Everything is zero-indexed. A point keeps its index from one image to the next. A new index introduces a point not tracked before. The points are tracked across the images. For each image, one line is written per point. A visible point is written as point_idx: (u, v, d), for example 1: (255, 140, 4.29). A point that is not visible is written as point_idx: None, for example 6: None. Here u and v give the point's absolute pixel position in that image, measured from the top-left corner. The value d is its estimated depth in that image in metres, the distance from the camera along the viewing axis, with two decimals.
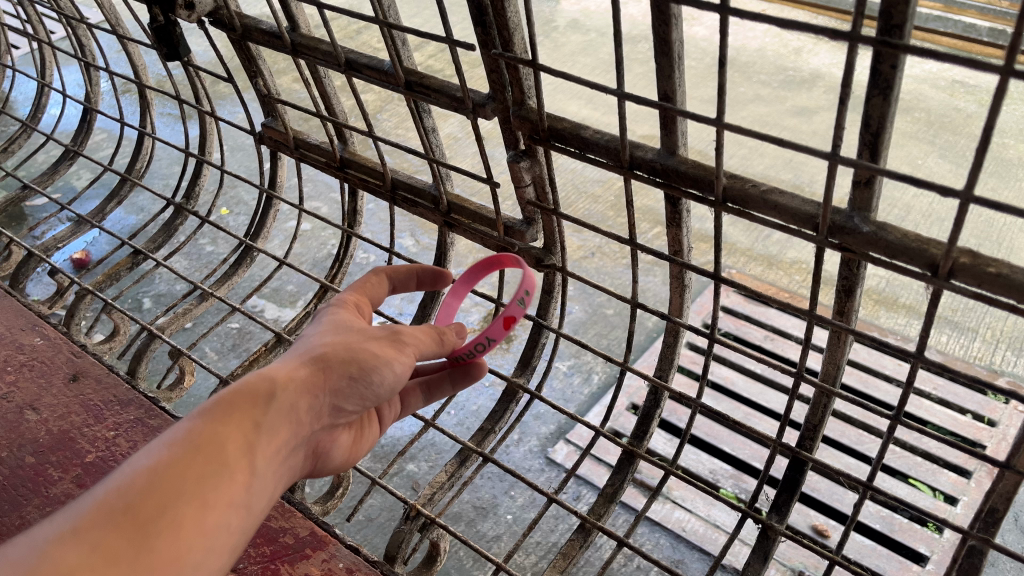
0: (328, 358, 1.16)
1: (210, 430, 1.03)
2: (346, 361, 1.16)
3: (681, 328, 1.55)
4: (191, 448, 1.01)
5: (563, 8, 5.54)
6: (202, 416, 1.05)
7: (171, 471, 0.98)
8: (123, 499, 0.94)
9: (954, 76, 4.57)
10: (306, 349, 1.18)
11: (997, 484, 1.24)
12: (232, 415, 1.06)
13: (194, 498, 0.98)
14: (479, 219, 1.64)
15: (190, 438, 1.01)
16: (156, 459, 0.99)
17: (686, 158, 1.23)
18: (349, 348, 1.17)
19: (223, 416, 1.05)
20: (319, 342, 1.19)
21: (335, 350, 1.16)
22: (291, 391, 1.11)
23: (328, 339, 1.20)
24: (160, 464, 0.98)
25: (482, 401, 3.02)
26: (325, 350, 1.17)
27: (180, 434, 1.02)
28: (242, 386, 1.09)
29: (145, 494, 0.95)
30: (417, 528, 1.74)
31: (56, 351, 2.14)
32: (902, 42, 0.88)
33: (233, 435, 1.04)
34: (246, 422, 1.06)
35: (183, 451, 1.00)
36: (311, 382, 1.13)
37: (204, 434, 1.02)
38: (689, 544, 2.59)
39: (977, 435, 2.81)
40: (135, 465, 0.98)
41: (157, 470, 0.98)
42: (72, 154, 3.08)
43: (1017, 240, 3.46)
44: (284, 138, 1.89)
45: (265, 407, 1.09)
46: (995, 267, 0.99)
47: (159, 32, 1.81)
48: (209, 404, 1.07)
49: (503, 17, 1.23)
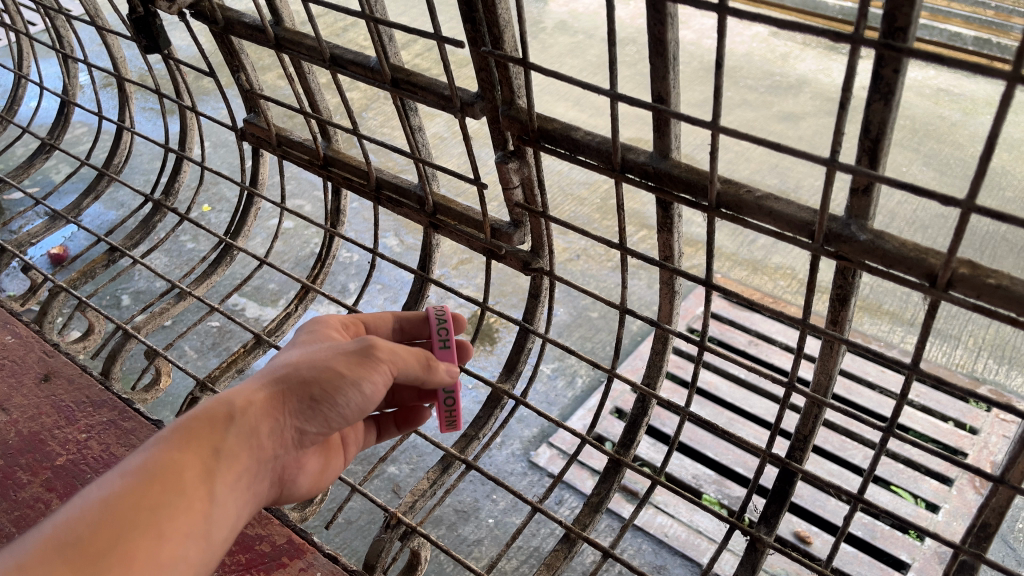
0: (290, 379, 1.11)
1: (163, 458, 1.00)
2: (308, 381, 1.10)
3: (669, 334, 1.52)
4: (145, 478, 0.97)
5: (551, 9, 5.51)
6: (158, 445, 1.02)
7: (124, 503, 0.94)
8: (72, 532, 0.91)
9: (938, 85, 4.59)
10: (268, 370, 1.15)
11: (989, 499, 1.22)
12: (184, 441, 1.02)
13: (147, 527, 0.94)
14: (465, 220, 1.59)
15: (139, 469, 0.98)
16: (108, 491, 0.95)
17: (679, 161, 1.20)
18: (310, 368, 1.11)
19: (179, 443, 1.02)
20: (280, 365, 1.15)
21: (296, 370, 1.11)
22: (248, 417, 1.07)
23: (293, 359, 1.16)
24: (111, 497, 0.94)
25: (465, 404, 3.00)
26: (287, 370, 1.12)
27: (129, 466, 0.98)
28: (200, 411, 1.06)
29: (94, 524, 0.92)
30: (397, 537, 1.71)
31: (28, 350, 2.09)
32: (906, 46, 0.85)
33: (189, 461, 1.01)
34: (204, 450, 1.03)
35: (136, 481, 0.96)
36: (272, 406, 1.09)
37: (158, 463, 0.99)
38: (671, 549, 2.56)
39: (958, 442, 2.81)
40: (83, 497, 0.95)
41: (111, 502, 0.94)
42: (49, 149, 3.00)
43: (999, 248, 3.47)
44: (266, 135, 1.84)
45: (224, 432, 1.05)
46: (996, 278, 0.96)
47: (138, 23, 1.75)
48: (166, 433, 1.03)
49: (494, 13, 1.20)
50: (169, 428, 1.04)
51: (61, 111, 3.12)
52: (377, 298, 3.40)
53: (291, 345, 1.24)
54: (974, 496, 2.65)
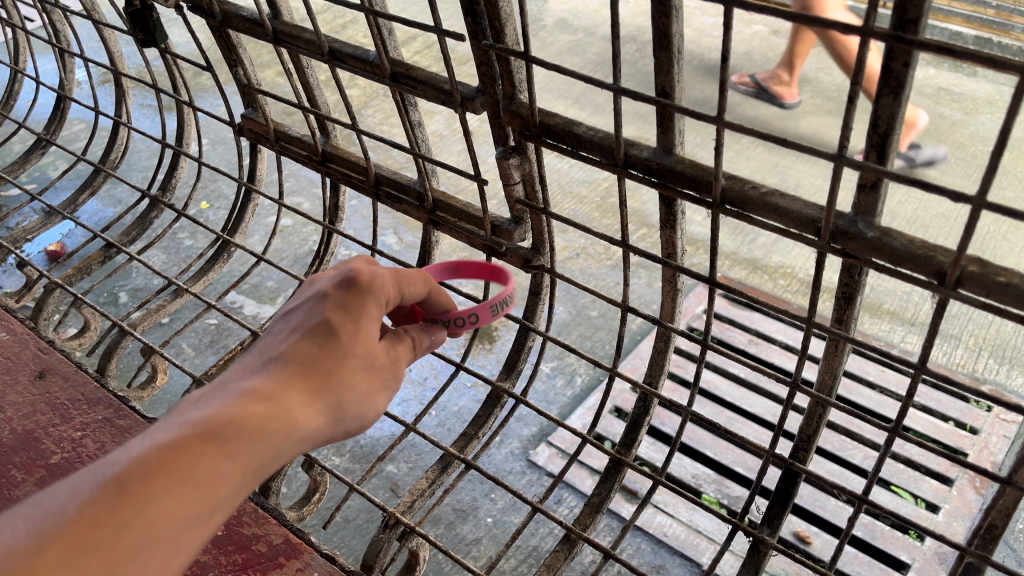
0: (347, 410, 1.09)
1: (215, 475, 0.96)
2: (356, 417, 1.11)
3: (672, 332, 1.50)
4: (191, 493, 0.94)
5: (551, 7, 5.49)
6: (212, 449, 0.96)
7: (164, 516, 0.92)
8: (99, 546, 0.89)
9: (939, 84, 4.58)
10: (330, 376, 1.07)
11: (996, 500, 1.21)
12: (230, 466, 0.97)
13: (176, 546, 0.93)
14: (465, 217, 1.57)
15: (181, 491, 0.93)
16: (150, 496, 0.92)
17: (683, 157, 1.18)
18: (364, 402, 1.11)
19: (234, 458, 0.98)
20: (337, 381, 1.08)
21: (355, 402, 1.10)
22: (293, 447, 1.04)
23: (356, 374, 1.10)
24: (152, 505, 0.92)
25: (464, 403, 2.98)
26: (348, 394, 1.09)
27: (169, 479, 0.93)
28: (260, 424, 1.00)
29: (127, 531, 0.90)
30: (396, 537, 1.69)
31: (22, 347, 2.07)
32: (917, 38, 0.83)
33: (233, 479, 0.97)
34: (251, 469, 0.99)
35: (184, 495, 0.93)
36: (320, 433, 1.07)
37: (209, 478, 0.95)
38: (670, 549, 2.55)
39: (959, 442, 2.79)
40: (113, 498, 0.91)
41: (152, 512, 0.91)
42: (45, 144, 2.97)
43: (1000, 247, 3.46)
44: (264, 130, 1.82)
45: (273, 453, 1.02)
46: (1006, 276, 0.94)
47: (135, 16, 1.73)
48: (222, 437, 0.98)
49: (495, 7, 1.18)
50: (217, 434, 0.98)
51: (57, 106, 3.10)
52: None
53: (350, 328, 1.10)
54: (975, 496, 2.64)
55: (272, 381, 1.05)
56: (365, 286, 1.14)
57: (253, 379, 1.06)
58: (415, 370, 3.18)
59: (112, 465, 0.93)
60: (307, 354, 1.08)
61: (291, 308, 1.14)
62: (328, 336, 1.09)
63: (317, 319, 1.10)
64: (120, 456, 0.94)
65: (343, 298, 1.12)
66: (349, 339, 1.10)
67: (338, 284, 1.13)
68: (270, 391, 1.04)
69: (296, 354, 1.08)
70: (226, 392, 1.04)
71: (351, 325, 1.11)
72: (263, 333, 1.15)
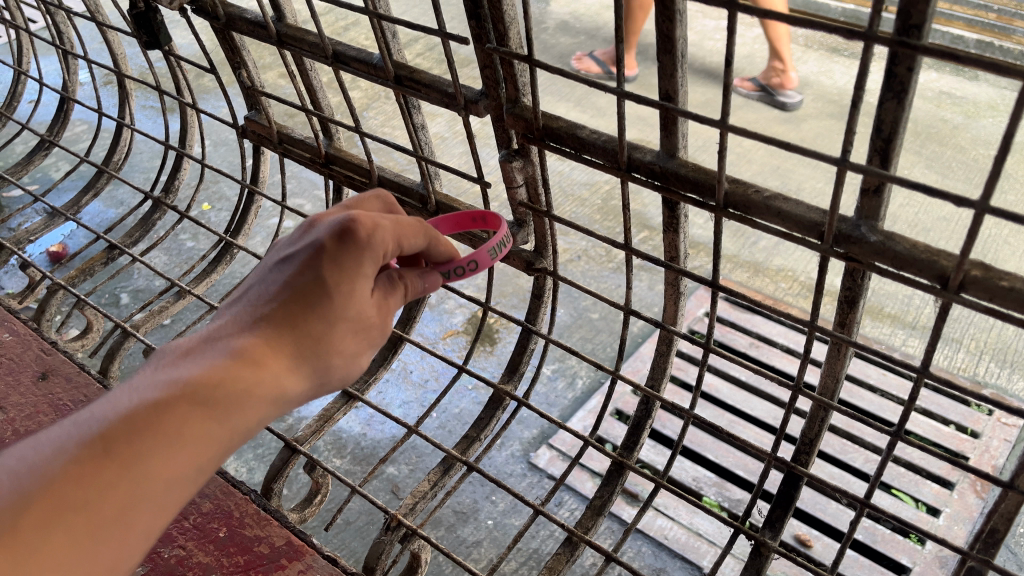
0: (331, 371, 1.13)
1: (199, 436, 1.01)
2: (339, 377, 1.15)
3: (674, 335, 1.50)
4: (176, 454, 0.99)
5: (552, 9, 5.50)
6: (195, 411, 1.01)
7: (150, 474, 0.97)
8: (86, 505, 0.94)
9: (940, 88, 4.58)
10: (318, 340, 1.10)
11: (998, 505, 1.21)
12: (214, 430, 1.02)
13: (160, 503, 0.98)
14: (468, 219, 1.57)
15: (166, 453, 0.99)
16: (136, 455, 0.97)
17: (686, 161, 1.19)
18: (349, 364, 1.14)
19: (217, 419, 1.03)
20: (325, 346, 1.11)
21: (341, 364, 1.13)
22: (276, 408, 1.10)
23: (346, 336, 1.12)
24: (137, 464, 0.97)
25: (466, 404, 2.99)
26: (335, 357, 1.12)
27: (155, 443, 0.99)
28: (246, 387, 1.05)
29: (114, 489, 0.95)
30: (398, 539, 1.69)
31: (25, 348, 2.07)
32: (921, 43, 0.83)
33: (216, 440, 1.03)
34: (235, 430, 1.04)
35: (170, 456, 0.99)
36: (303, 393, 1.12)
37: (193, 439, 1.00)
38: (671, 552, 2.55)
39: (960, 446, 2.79)
40: (101, 458, 0.96)
41: (138, 471, 0.97)
42: (48, 145, 2.98)
43: (1001, 251, 3.46)
44: (268, 132, 1.82)
45: (256, 414, 1.06)
46: (1009, 280, 0.95)
47: (138, 19, 1.73)
48: (207, 399, 1.03)
49: (499, 10, 1.18)
50: (203, 397, 1.02)
51: (60, 107, 3.10)
52: None
53: (343, 289, 1.10)
54: (976, 500, 2.63)
55: (259, 343, 1.08)
56: (363, 242, 1.12)
57: (240, 338, 1.09)
58: (416, 372, 3.18)
59: (101, 424, 0.98)
60: (296, 316, 1.10)
61: (286, 257, 1.14)
62: (320, 298, 1.10)
63: (310, 278, 1.10)
64: (109, 414, 0.99)
65: (340, 254, 1.11)
66: (342, 301, 1.10)
67: (336, 237, 1.11)
68: (256, 354, 1.08)
69: (285, 314, 1.10)
70: (214, 352, 1.08)
71: (345, 286, 1.11)
72: (254, 279, 1.16)
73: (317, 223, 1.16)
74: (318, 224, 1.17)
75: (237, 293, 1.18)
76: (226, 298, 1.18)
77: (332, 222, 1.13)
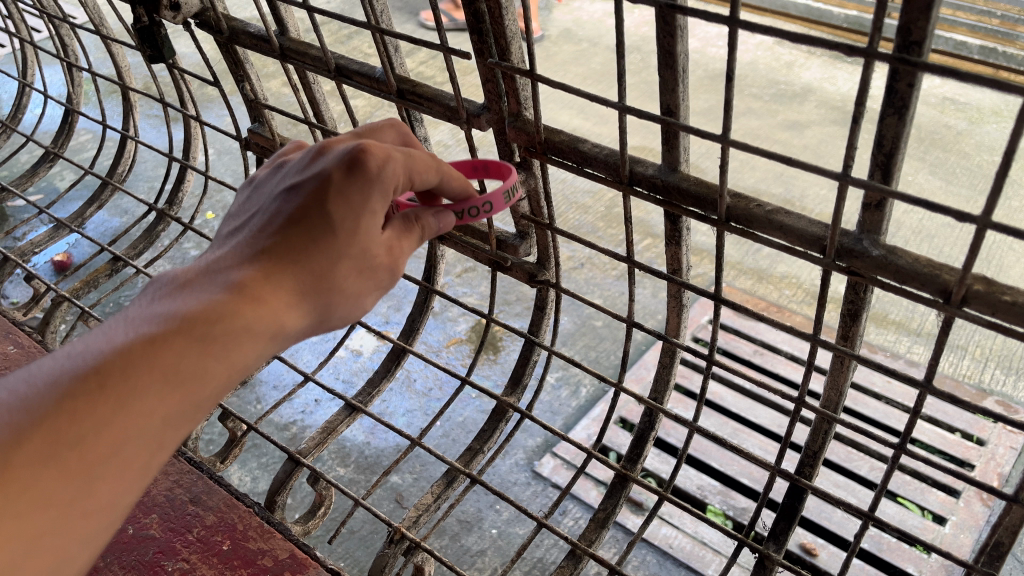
0: (333, 309, 1.10)
1: (196, 371, 0.99)
2: (341, 316, 1.12)
3: (677, 347, 1.50)
4: (171, 388, 0.97)
5: (556, 17, 5.51)
6: (194, 345, 0.99)
7: (144, 409, 0.95)
8: (80, 441, 0.92)
9: (944, 94, 4.58)
10: (320, 276, 1.07)
11: (1002, 518, 1.20)
12: (212, 367, 1.00)
13: (156, 439, 0.97)
14: (471, 231, 1.56)
15: (160, 392, 0.97)
16: (132, 388, 0.95)
17: (688, 175, 1.19)
18: (352, 303, 1.12)
19: (216, 354, 1.00)
20: (326, 284, 1.08)
21: (343, 301, 1.10)
22: (276, 345, 1.07)
23: (350, 274, 1.09)
24: (133, 398, 0.95)
25: (469, 413, 2.99)
26: (337, 294, 1.09)
27: (153, 377, 0.96)
28: (244, 322, 1.03)
29: (109, 422, 0.93)
30: (401, 552, 1.69)
31: (30, 360, 2.08)
32: (921, 60, 0.84)
33: (214, 375, 1.00)
34: (234, 366, 1.02)
35: (166, 389, 0.97)
36: (302, 331, 1.10)
37: (190, 374, 0.99)
38: (676, 561, 2.54)
39: (966, 453, 2.78)
40: (96, 392, 0.93)
41: (133, 406, 0.95)
42: (52, 156, 2.99)
43: (1006, 258, 3.45)
44: (271, 145, 1.83)
45: (255, 349, 1.04)
46: (1010, 295, 0.94)
47: (143, 33, 1.74)
48: (208, 333, 1.00)
49: (501, 24, 1.18)
50: (200, 331, 1.00)
51: (64, 119, 3.11)
52: (381, 307, 3.46)
53: (348, 224, 1.08)
54: (982, 508, 2.62)
55: (259, 277, 1.06)
56: (372, 175, 1.09)
57: (240, 272, 1.06)
58: (419, 381, 3.19)
59: (96, 357, 0.95)
60: (299, 250, 1.07)
61: (292, 190, 1.11)
62: (324, 233, 1.08)
63: (316, 213, 1.08)
64: (104, 348, 0.97)
65: (347, 187, 1.08)
66: (346, 237, 1.08)
67: (343, 170, 1.09)
68: (257, 290, 1.05)
69: (287, 248, 1.07)
70: (212, 284, 1.05)
71: (351, 221, 1.08)
72: (257, 210, 1.14)
73: (325, 153, 1.13)
74: (326, 154, 1.13)
75: (237, 224, 1.15)
76: (228, 229, 1.16)
77: (339, 153, 1.10)
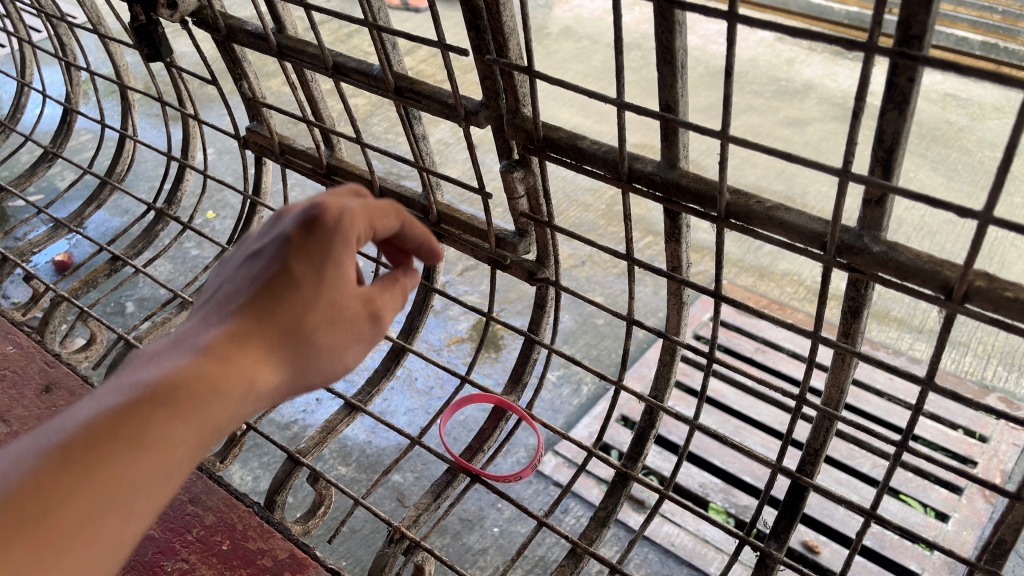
0: (313, 362, 0.97)
1: (161, 436, 0.87)
2: (323, 370, 0.99)
3: (677, 344, 1.49)
4: (132, 459, 0.85)
5: (556, 15, 5.50)
6: (157, 411, 0.88)
7: (104, 483, 0.83)
8: (35, 523, 0.80)
9: (945, 89, 4.57)
10: (291, 327, 0.95)
11: (1005, 515, 1.20)
12: (180, 431, 0.88)
13: (123, 514, 0.84)
14: (470, 230, 1.56)
15: (117, 473, 0.84)
16: (90, 461, 0.84)
17: (687, 171, 1.18)
18: (334, 356, 0.98)
19: (184, 416, 0.88)
20: (301, 334, 0.95)
21: (323, 353, 0.97)
22: (254, 405, 0.95)
23: (324, 326, 0.96)
24: (90, 472, 0.83)
25: (470, 412, 2.99)
26: (314, 346, 0.96)
27: (110, 448, 0.85)
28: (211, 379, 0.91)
29: (67, 500, 0.82)
30: (401, 552, 1.68)
31: (29, 360, 2.07)
32: (921, 54, 0.83)
33: (183, 440, 0.88)
34: (206, 427, 0.90)
35: (126, 460, 0.85)
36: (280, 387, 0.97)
37: (156, 440, 0.87)
38: (678, 560, 2.53)
39: (968, 450, 2.77)
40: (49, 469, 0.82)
41: (90, 481, 0.83)
42: (50, 156, 2.98)
43: (1008, 254, 3.44)
44: (269, 143, 1.82)
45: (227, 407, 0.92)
46: (1013, 291, 0.94)
47: (140, 31, 1.73)
48: (171, 396, 0.89)
49: (498, 21, 1.17)
50: (163, 395, 0.88)
51: (63, 119, 3.10)
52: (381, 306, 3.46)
53: (313, 273, 0.95)
54: (985, 505, 2.61)
55: (225, 337, 0.94)
56: (329, 225, 0.95)
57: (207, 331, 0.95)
58: (420, 379, 3.19)
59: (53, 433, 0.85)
60: (263, 305, 0.95)
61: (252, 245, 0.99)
62: (288, 285, 0.94)
63: (276, 264, 0.95)
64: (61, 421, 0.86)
65: (305, 235, 0.95)
66: (313, 286, 0.95)
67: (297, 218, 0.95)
68: (226, 348, 0.93)
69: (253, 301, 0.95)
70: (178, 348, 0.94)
71: (316, 268, 0.95)
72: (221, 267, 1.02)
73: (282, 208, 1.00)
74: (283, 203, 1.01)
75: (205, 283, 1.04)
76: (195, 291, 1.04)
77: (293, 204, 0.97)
